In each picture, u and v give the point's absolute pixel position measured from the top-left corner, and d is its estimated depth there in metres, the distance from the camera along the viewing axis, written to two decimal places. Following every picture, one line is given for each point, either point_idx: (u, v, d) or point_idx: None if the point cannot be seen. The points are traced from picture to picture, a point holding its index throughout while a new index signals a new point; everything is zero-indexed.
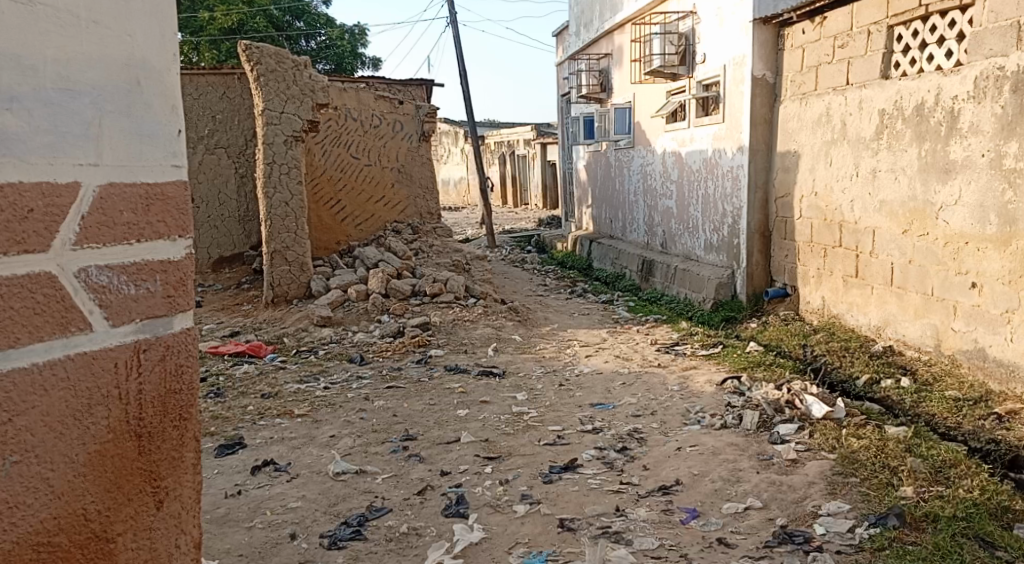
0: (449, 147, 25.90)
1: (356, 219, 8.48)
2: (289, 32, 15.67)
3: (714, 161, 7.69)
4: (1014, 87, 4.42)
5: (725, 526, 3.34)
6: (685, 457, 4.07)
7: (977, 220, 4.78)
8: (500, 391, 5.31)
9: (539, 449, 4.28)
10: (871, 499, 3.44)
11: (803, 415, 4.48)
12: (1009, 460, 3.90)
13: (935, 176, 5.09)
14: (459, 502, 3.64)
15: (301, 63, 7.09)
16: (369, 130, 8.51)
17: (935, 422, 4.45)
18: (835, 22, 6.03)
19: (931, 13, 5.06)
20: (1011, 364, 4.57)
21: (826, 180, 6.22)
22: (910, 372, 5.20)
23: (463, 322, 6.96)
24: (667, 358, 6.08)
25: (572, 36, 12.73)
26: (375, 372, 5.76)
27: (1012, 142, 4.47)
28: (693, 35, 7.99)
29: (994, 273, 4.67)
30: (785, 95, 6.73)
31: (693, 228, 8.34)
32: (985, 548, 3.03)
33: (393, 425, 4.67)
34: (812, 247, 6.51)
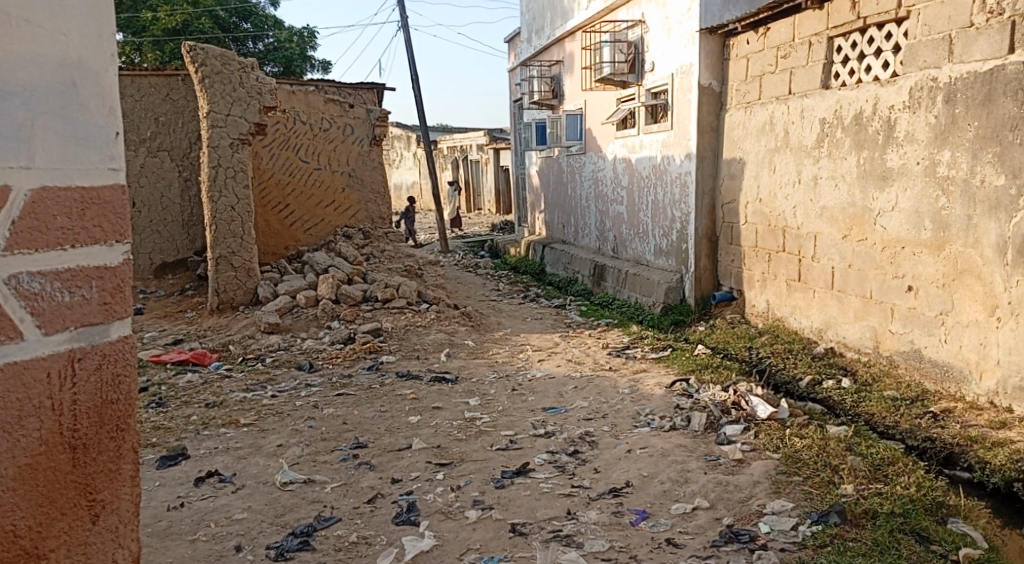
0: (401, 152, 25.76)
1: (306, 223, 8.32)
2: (235, 34, 15.37)
3: (663, 168, 7.81)
4: (946, 98, 4.62)
5: (673, 527, 3.39)
6: (635, 459, 4.12)
7: (913, 226, 4.96)
8: (452, 396, 5.28)
9: (491, 454, 4.27)
10: (814, 497, 3.53)
11: (748, 415, 4.57)
12: (944, 457, 4.10)
13: (873, 183, 5.27)
14: (410, 509, 3.61)
15: (247, 65, 6.97)
16: (318, 133, 8.40)
17: (874, 421, 4.60)
18: (778, 34, 6.20)
19: (869, 25, 5.24)
20: (946, 364, 4.76)
21: (770, 187, 6.38)
22: (850, 373, 5.36)
23: (416, 328, 6.91)
24: (618, 361, 6.15)
25: (523, 42, 12.78)
26: (325, 380, 5.68)
27: (945, 150, 4.66)
28: (642, 44, 8.12)
29: (929, 276, 4.86)
30: (731, 104, 6.88)
31: (643, 232, 8.45)
32: (921, 542, 3.15)
33: (343, 433, 4.61)
34: (757, 251, 6.66)
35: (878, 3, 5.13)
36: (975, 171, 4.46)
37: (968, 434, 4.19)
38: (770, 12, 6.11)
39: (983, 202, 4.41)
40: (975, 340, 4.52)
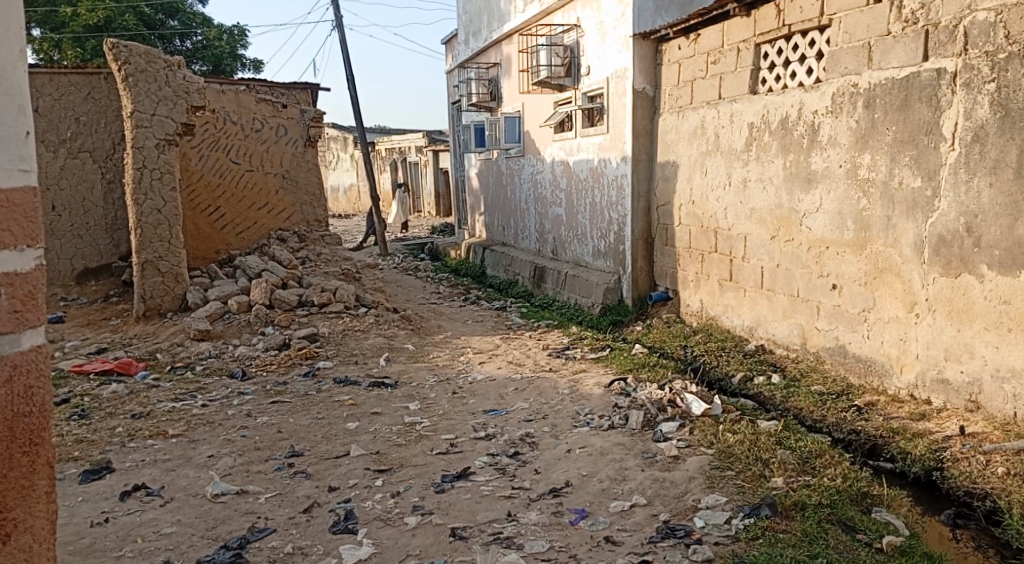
0: (338, 154, 25.33)
1: (237, 227, 8.08)
2: (161, 31, 14.86)
3: (600, 171, 7.91)
4: (866, 103, 4.82)
5: (612, 524, 3.43)
6: (575, 459, 4.15)
7: (836, 226, 5.15)
8: (392, 402, 5.22)
9: (431, 458, 4.24)
10: (746, 490, 3.63)
11: (684, 412, 4.67)
12: (868, 448, 4.28)
13: (798, 185, 5.45)
14: (347, 518, 3.55)
15: (173, 63, 6.75)
16: (250, 134, 8.20)
17: (803, 416, 4.76)
18: (708, 40, 6.35)
19: (793, 33, 5.43)
20: (869, 359, 4.97)
21: (701, 189, 6.54)
22: (780, 369, 5.54)
23: (354, 333, 6.80)
24: (558, 362, 6.19)
25: (461, 44, 12.72)
26: (259, 388, 5.54)
27: (866, 154, 4.87)
28: (578, 48, 8.20)
29: (852, 275, 5.06)
30: (664, 108, 7.03)
31: (582, 234, 8.54)
32: (847, 532, 3.28)
33: (278, 442, 4.50)
34: (690, 252, 6.81)
35: (803, 11, 5.31)
36: (894, 174, 4.67)
37: (891, 426, 4.38)
38: (700, 18, 6.25)
39: (901, 203, 4.63)
40: (896, 336, 4.75)
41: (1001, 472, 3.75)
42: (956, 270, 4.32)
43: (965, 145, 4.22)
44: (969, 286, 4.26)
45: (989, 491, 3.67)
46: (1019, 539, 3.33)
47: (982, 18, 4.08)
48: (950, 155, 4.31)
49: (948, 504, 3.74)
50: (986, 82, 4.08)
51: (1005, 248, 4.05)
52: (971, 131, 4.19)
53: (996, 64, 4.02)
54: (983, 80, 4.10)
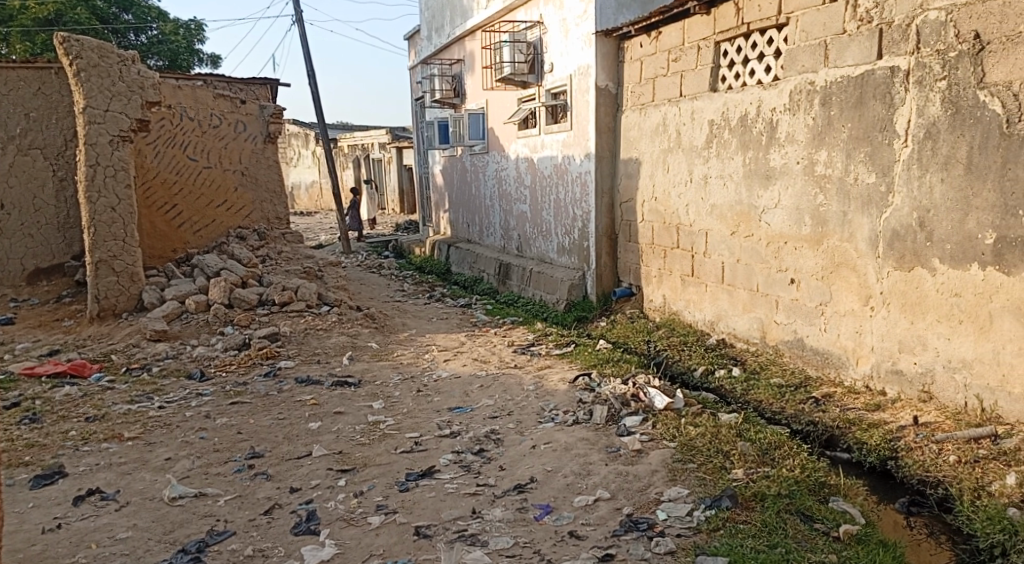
0: (299, 150, 24.98)
1: (195, 225, 7.91)
2: (115, 25, 14.50)
3: (564, 168, 7.92)
4: (823, 100, 4.91)
5: (576, 519, 3.45)
6: (539, 455, 4.16)
7: (794, 222, 5.24)
8: (355, 401, 5.17)
9: (395, 457, 4.21)
10: (707, 482, 3.68)
11: (647, 406, 4.71)
12: (825, 439, 4.37)
13: (757, 182, 5.53)
14: (309, 519, 3.51)
15: (127, 57, 6.60)
16: (208, 130, 8.04)
17: (762, 408, 4.85)
18: (668, 37, 6.40)
19: (752, 31, 5.50)
20: (826, 352, 5.08)
21: (664, 186, 6.60)
22: (740, 363, 5.62)
23: (316, 331, 6.73)
24: (523, 359, 6.19)
25: (424, 39, 12.62)
26: (218, 389, 5.44)
27: (822, 151, 4.96)
28: (541, 44, 8.20)
29: (809, 270, 5.15)
30: (626, 106, 7.07)
31: (546, 231, 8.56)
32: (805, 522, 3.35)
33: (238, 443, 4.43)
34: (653, 248, 6.87)
35: (761, 9, 5.39)
36: (849, 170, 4.77)
37: (847, 417, 4.48)
38: (661, 16, 6.29)
39: (856, 199, 4.73)
40: (852, 328, 4.85)
41: (953, 459, 3.86)
42: (910, 264, 4.44)
43: (918, 142, 4.34)
44: (922, 279, 4.38)
45: (941, 479, 3.78)
46: (970, 525, 3.45)
47: (933, 18, 4.20)
48: (903, 151, 4.43)
49: (902, 492, 3.85)
50: (937, 80, 4.21)
51: (956, 242, 4.18)
52: (922, 128, 4.30)
53: (947, 62, 4.14)
54: (934, 78, 4.22)
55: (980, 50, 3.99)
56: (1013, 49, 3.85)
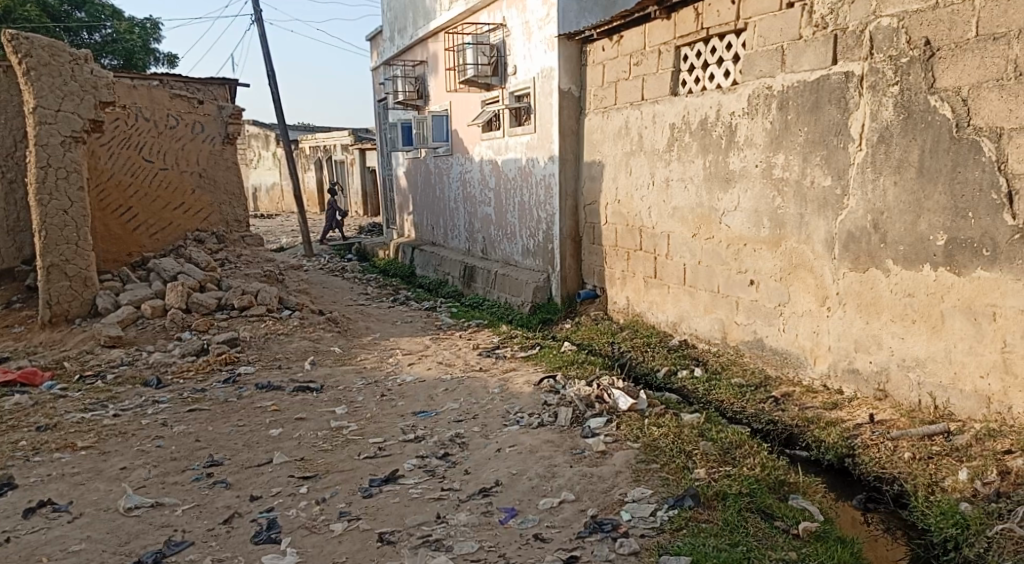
0: (259, 152, 24.59)
1: (151, 228, 7.71)
2: (67, 24, 14.11)
3: (528, 170, 7.94)
4: (780, 105, 5.00)
5: (541, 522, 3.46)
6: (504, 458, 4.15)
7: (753, 225, 5.32)
8: (317, 406, 5.10)
9: (358, 463, 4.17)
10: (670, 483, 3.71)
11: (611, 408, 4.73)
12: (785, 438, 4.45)
13: (717, 185, 5.60)
14: (270, 527, 3.46)
15: (80, 57, 6.43)
16: (164, 131, 7.88)
17: (724, 408, 4.91)
18: (630, 41, 6.45)
19: (711, 36, 5.57)
20: (784, 352, 5.16)
21: (627, 189, 6.64)
22: (702, 363, 5.69)
23: (277, 336, 6.62)
24: (488, 362, 6.18)
25: (386, 41, 12.55)
26: (175, 395, 5.32)
27: (780, 154, 5.05)
28: (504, 47, 8.22)
29: (768, 271, 5.24)
30: (589, 109, 7.11)
31: (511, 234, 8.56)
32: (766, 519, 3.40)
33: (196, 451, 4.34)
34: (617, 250, 6.92)
35: (719, 15, 5.46)
36: (806, 173, 4.86)
37: (806, 416, 4.57)
38: (622, 20, 6.34)
39: (813, 201, 4.82)
40: (809, 329, 4.95)
41: (907, 456, 3.96)
42: (864, 265, 4.54)
43: (872, 146, 4.44)
44: (876, 280, 4.48)
45: (897, 476, 3.87)
46: (924, 520, 3.53)
47: (886, 24, 4.31)
48: (857, 155, 4.53)
49: (860, 488, 3.93)
50: (889, 85, 4.31)
51: (908, 244, 4.29)
52: (876, 132, 4.41)
53: (899, 68, 4.25)
54: (887, 83, 4.32)
55: (930, 56, 4.11)
56: (961, 55, 3.98)
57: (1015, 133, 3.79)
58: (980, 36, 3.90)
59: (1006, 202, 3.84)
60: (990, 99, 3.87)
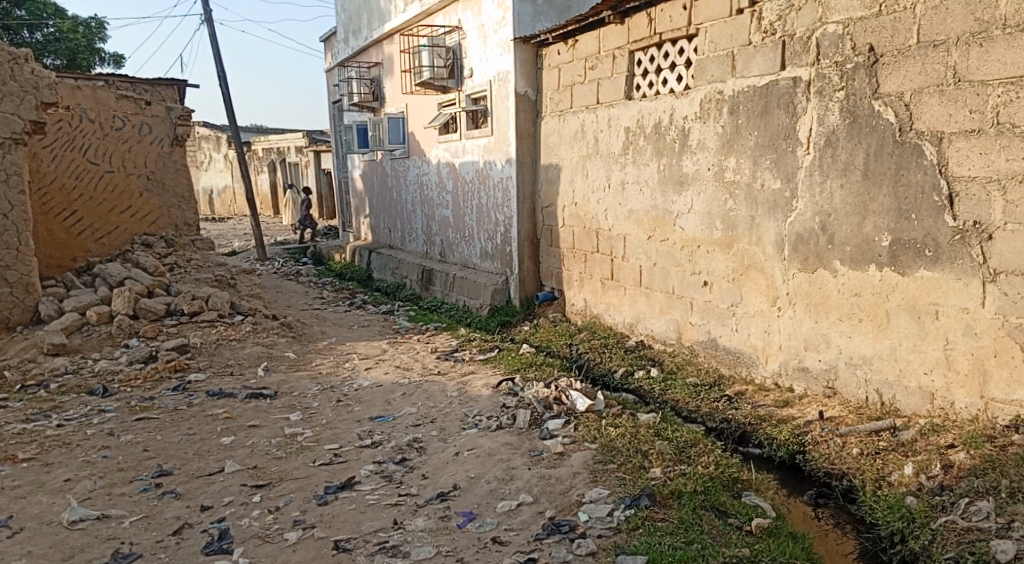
0: (210, 153, 24.08)
1: (97, 232, 7.51)
2: (6, 22, 13.60)
3: (485, 173, 7.93)
4: (731, 109, 5.09)
5: (499, 525, 3.45)
6: (463, 461, 4.13)
7: (706, 227, 5.41)
8: (271, 413, 5.01)
9: (313, 470, 4.10)
10: (627, 482, 3.74)
11: (569, 409, 4.75)
12: (738, 436, 4.53)
13: (672, 187, 5.68)
14: (221, 537, 3.39)
15: (21, 55, 6.22)
16: (109, 133, 7.62)
17: (679, 407, 4.98)
18: (585, 45, 6.50)
19: (664, 41, 5.65)
20: (737, 351, 5.26)
21: (583, 191, 6.69)
22: (658, 363, 5.76)
23: (229, 342, 6.47)
24: (446, 365, 6.14)
25: (340, 42, 12.40)
26: (122, 404, 5.17)
27: (731, 158, 5.14)
28: (460, 50, 8.21)
29: (720, 272, 5.32)
30: (546, 112, 7.14)
31: (468, 236, 8.54)
32: (720, 517, 3.45)
33: (144, 461, 4.22)
34: (574, 252, 6.96)
35: (672, 20, 5.54)
36: (756, 176, 4.96)
37: (758, 414, 4.66)
38: (577, 24, 6.37)
39: (763, 203, 4.92)
40: (761, 328, 5.05)
41: (856, 452, 4.06)
42: (813, 266, 4.65)
43: (819, 149, 4.55)
44: (824, 280, 4.59)
45: (846, 471, 3.97)
46: (872, 514, 3.63)
47: (832, 30, 4.43)
48: (805, 158, 4.64)
49: (810, 484, 4.02)
50: (835, 90, 4.43)
51: (855, 245, 4.41)
52: (823, 136, 4.52)
53: (844, 73, 4.37)
54: (833, 88, 4.44)
55: (874, 62, 4.24)
56: (903, 62, 4.11)
57: (955, 137, 3.92)
58: (921, 43, 4.03)
59: (947, 204, 3.97)
60: (931, 104, 4.00)
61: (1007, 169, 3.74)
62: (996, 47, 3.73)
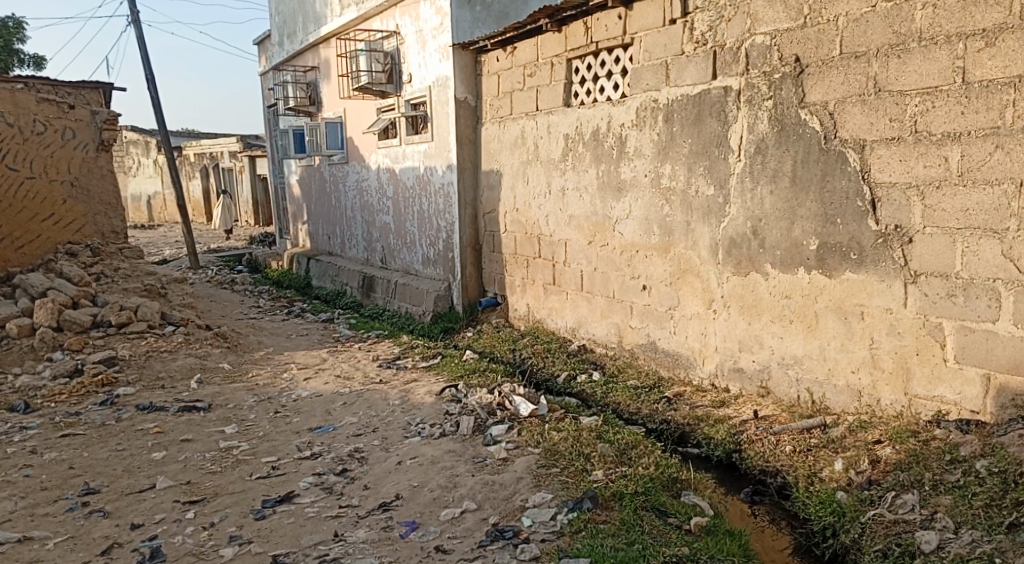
0: (139, 158, 23.28)
1: (17, 241, 7.21)
2: None
3: (426, 179, 7.89)
4: (666, 117, 5.20)
5: (442, 533, 3.43)
6: (405, 470, 4.09)
7: (644, 232, 5.50)
8: (205, 427, 4.86)
9: (250, 484, 4.00)
10: (570, 485, 3.76)
11: (512, 415, 4.75)
12: (678, 436, 4.63)
13: (611, 194, 5.76)
14: (153, 557, 3.28)
15: None
16: (29, 138, 7.26)
17: (620, 410, 5.05)
18: (523, 53, 6.54)
19: (600, 49, 5.73)
20: (675, 353, 5.36)
21: (525, 198, 6.72)
22: (600, 367, 5.82)
23: (159, 354, 6.25)
24: (388, 373, 6.07)
25: (275, 45, 12.17)
26: (45, 421, 4.94)
27: (667, 164, 5.25)
28: (398, 55, 8.16)
29: (659, 276, 5.42)
30: (485, 118, 7.16)
31: (410, 243, 8.47)
32: (660, 517, 3.51)
33: (69, 479, 4.04)
34: (516, 258, 6.98)
35: (608, 29, 5.64)
36: (691, 183, 5.07)
37: (696, 414, 4.77)
38: (515, 32, 6.41)
39: (698, 209, 5.04)
40: (697, 331, 5.16)
41: (789, 449, 4.18)
42: (746, 269, 4.78)
43: (749, 156, 4.69)
44: (757, 283, 4.73)
45: (779, 468, 4.09)
46: (805, 510, 3.75)
47: (760, 41, 4.59)
48: (737, 165, 4.77)
49: (746, 482, 4.13)
50: (764, 99, 4.58)
51: (784, 249, 4.56)
52: (753, 144, 4.66)
53: (772, 83, 4.53)
54: (762, 97, 4.59)
55: (800, 73, 4.40)
56: (828, 72, 4.27)
57: (876, 145, 4.09)
58: (843, 54, 4.20)
59: (870, 209, 4.14)
60: (854, 113, 4.17)
61: (924, 175, 3.92)
62: (913, 58, 3.91)
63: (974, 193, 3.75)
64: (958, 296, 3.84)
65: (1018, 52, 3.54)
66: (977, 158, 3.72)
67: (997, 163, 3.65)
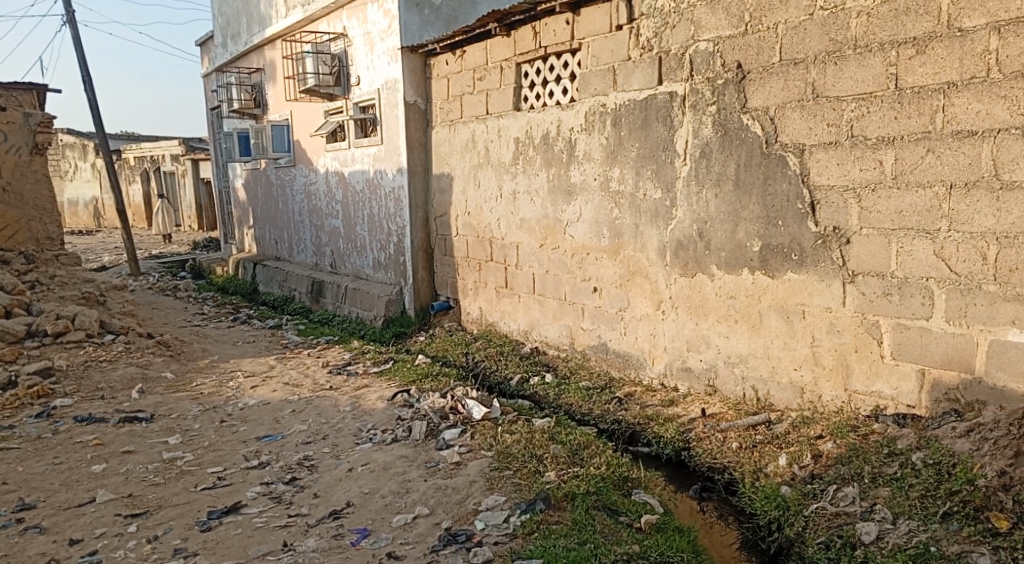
0: (76, 162, 22.49)
1: None
2: None
3: (376, 182, 7.83)
4: (613, 122, 5.27)
5: (394, 539, 3.41)
6: (356, 477, 4.04)
7: (594, 234, 5.57)
8: (147, 438, 4.72)
9: (195, 495, 3.90)
10: (522, 488, 3.77)
11: (465, 418, 4.75)
12: (629, 436, 4.69)
13: (561, 197, 5.81)
14: None
15: None
16: None
17: (573, 411, 5.09)
18: (472, 56, 6.55)
19: (549, 54, 5.78)
20: (626, 354, 5.43)
21: (475, 201, 6.73)
22: (552, 369, 5.86)
23: (98, 364, 6.05)
24: (339, 380, 6.00)
25: (218, 46, 11.93)
26: None
27: (615, 168, 5.31)
28: (346, 57, 8.07)
29: (609, 278, 5.48)
30: (435, 121, 7.14)
31: (361, 247, 8.38)
32: (611, 516, 3.56)
33: (3, 495, 3.88)
34: (468, 261, 6.97)
35: (555, 34, 5.69)
36: (639, 186, 5.15)
37: (646, 414, 4.84)
38: (464, 35, 6.42)
39: (646, 212, 5.12)
40: (647, 331, 5.24)
41: (735, 446, 4.29)
42: (692, 271, 4.88)
43: (694, 160, 4.79)
44: (703, 284, 4.83)
45: (726, 465, 4.19)
46: (751, 505, 3.83)
47: (703, 47, 4.69)
48: (683, 168, 4.87)
49: (695, 479, 4.21)
50: (708, 104, 4.68)
51: (729, 250, 4.66)
52: (698, 148, 4.76)
53: (715, 88, 4.64)
54: (705, 102, 4.69)
55: (742, 78, 4.52)
56: (768, 78, 4.39)
57: (814, 149, 4.22)
58: (783, 60, 4.32)
59: (809, 211, 4.27)
60: (793, 118, 4.29)
61: (861, 178, 4.05)
62: (848, 65, 4.05)
63: (908, 195, 3.89)
64: (894, 294, 3.99)
65: (947, 59, 3.69)
66: (910, 162, 3.86)
67: (929, 166, 3.80)
